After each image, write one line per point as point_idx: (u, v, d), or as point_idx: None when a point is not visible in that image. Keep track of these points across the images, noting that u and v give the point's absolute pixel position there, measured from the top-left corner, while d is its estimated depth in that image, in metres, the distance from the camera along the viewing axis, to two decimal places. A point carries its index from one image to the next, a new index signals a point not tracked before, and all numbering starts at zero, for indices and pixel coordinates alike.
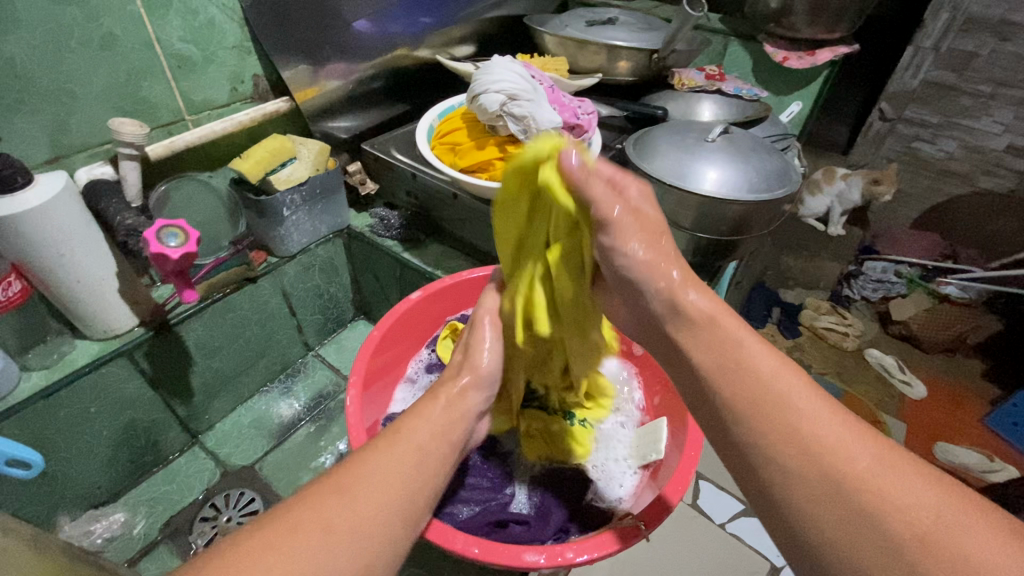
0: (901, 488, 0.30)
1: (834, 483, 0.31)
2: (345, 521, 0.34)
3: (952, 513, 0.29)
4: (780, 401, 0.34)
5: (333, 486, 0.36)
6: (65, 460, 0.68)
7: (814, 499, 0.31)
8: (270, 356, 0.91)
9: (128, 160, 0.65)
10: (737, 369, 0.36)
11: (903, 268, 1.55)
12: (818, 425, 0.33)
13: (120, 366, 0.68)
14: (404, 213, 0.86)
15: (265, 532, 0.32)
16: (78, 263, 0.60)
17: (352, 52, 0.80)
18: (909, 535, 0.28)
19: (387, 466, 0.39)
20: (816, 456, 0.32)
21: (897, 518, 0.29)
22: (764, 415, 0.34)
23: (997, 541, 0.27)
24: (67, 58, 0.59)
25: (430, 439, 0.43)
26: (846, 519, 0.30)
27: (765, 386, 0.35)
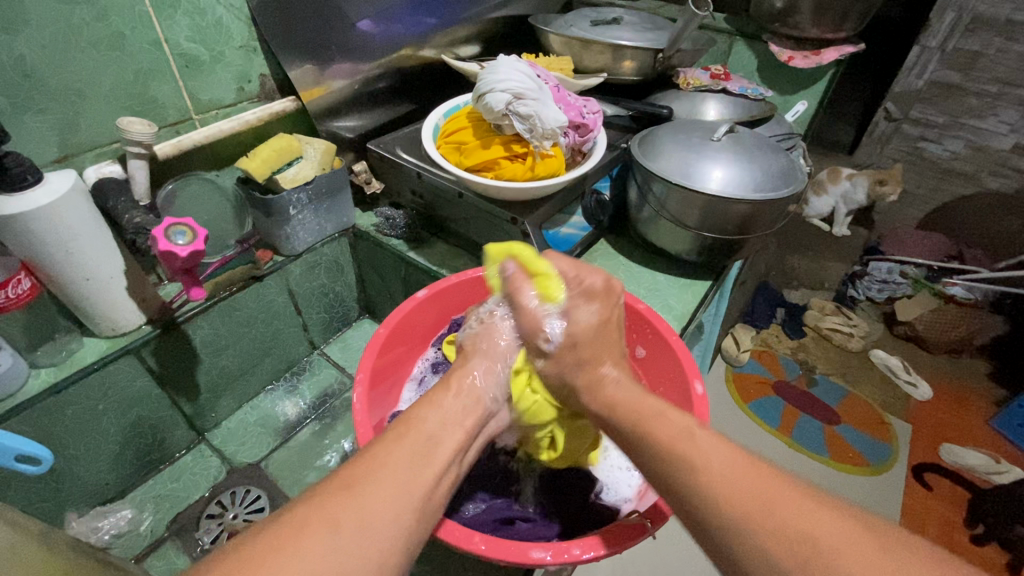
0: (800, 513, 0.32)
1: (734, 517, 0.33)
2: (352, 519, 0.34)
3: (841, 531, 0.31)
4: (685, 447, 0.38)
5: (340, 485, 0.36)
6: (73, 457, 0.68)
7: (731, 535, 0.33)
8: (275, 354, 0.91)
9: (136, 159, 0.66)
10: (648, 426, 0.41)
11: (908, 269, 1.52)
12: (722, 465, 0.36)
13: (128, 364, 0.69)
14: (409, 212, 0.85)
15: (273, 533, 0.32)
16: (87, 261, 0.60)
17: (358, 52, 0.80)
18: (799, 556, 0.31)
19: (398, 463, 0.39)
20: (722, 495, 0.34)
21: (792, 544, 0.31)
22: (672, 467, 0.38)
23: (876, 553, 0.30)
24: (76, 57, 0.60)
25: (439, 433, 0.44)
26: (755, 551, 0.32)
27: (671, 439, 0.39)
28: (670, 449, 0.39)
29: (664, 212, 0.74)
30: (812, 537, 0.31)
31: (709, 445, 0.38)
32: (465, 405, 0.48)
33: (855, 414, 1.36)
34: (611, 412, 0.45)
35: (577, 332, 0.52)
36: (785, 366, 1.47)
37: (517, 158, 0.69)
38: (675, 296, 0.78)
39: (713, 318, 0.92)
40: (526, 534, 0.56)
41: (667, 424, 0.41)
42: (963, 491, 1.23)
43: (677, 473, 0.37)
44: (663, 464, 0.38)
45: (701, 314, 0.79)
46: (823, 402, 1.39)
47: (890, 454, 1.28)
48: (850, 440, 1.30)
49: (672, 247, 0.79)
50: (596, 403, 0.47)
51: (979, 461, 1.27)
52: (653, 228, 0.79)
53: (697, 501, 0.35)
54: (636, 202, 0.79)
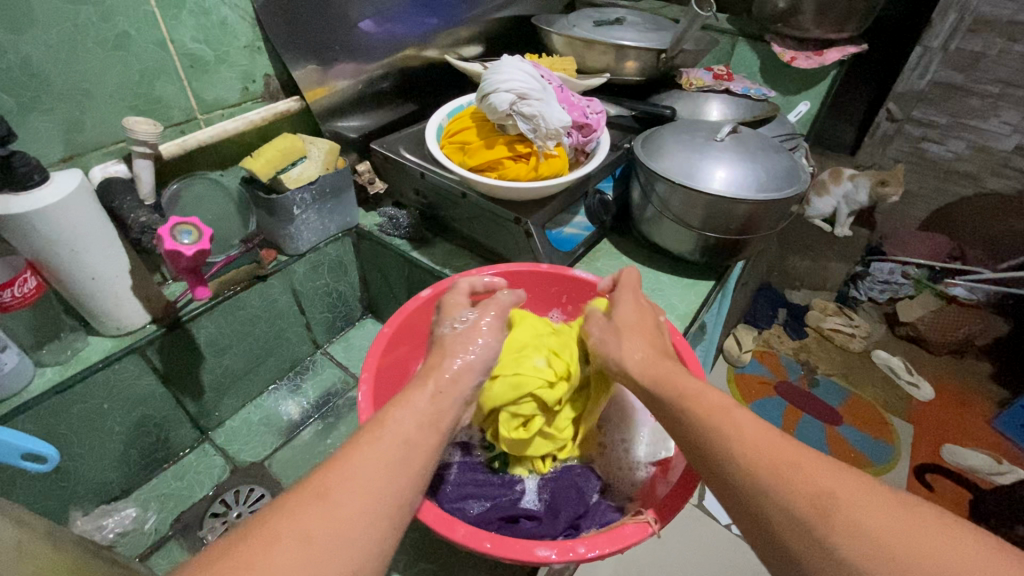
0: (825, 476, 0.34)
1: (761, 477, 0.35)
2: (323, 531, 0.34)
3: (863, 492, 0.33)
4: (720, 416, 0.40)
5: (312, 494, 0.36)
6: (78, 455, 0.68)
7: (754, 494, 0.35)
8: (279, 353, 0.91)
9: (141, 159, 0.66)
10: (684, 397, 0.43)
11: (909, 269, 1.55)
12: (750, 432, 0.38)
13: (133, 363, 0.69)
14: (413, 212, 0.85)
15: (241, 550, 0.32)
16: (92, 261, 0.60)
17: (361, 52, 0.80)
18: (820, 511, 0.33)
19: (371, 468, 0.38)
20: (749, 457, 0.37)
21: (812, 501, 0.33)
22: (701, 430, 0.40)
23: (894, 512, 0.32)
24: (82, 57, 0.60)
25: (415, 435, 0.43)
26: (777, 507, 0.34)
27: (709, 408, 0.41)
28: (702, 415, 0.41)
29: (668, 212, 0.75)
30: (832, 496, 0.33)
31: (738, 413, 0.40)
32: (440, 408, 0.46)
33: (857, 414, 1.36)
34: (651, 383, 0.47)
35: (622, 321, 0.55)
36: (787, 367, 1.47)
37: (521, 158, 0.69)
38: (678, 295, 0.79)
39: (716, 318, 0.92)
40: (532, 532, 0.56)
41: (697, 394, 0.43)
42: (965, 492, 1.23)
43: (706, 437, 0.40)
44: (693, 430, 0.41)
45: (704, 313, 0.79)
46: (825, 403, 1.39)
47: (892, 455, 1.28)
48: (853, 441, 1.29)
49: (676, 248, 0.79)
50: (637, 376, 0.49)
51: (981, 462, 1.27)
52: (656, 228, 0.79)
53: (726, 462, 0.38)
54: (639, 202, 0.79)
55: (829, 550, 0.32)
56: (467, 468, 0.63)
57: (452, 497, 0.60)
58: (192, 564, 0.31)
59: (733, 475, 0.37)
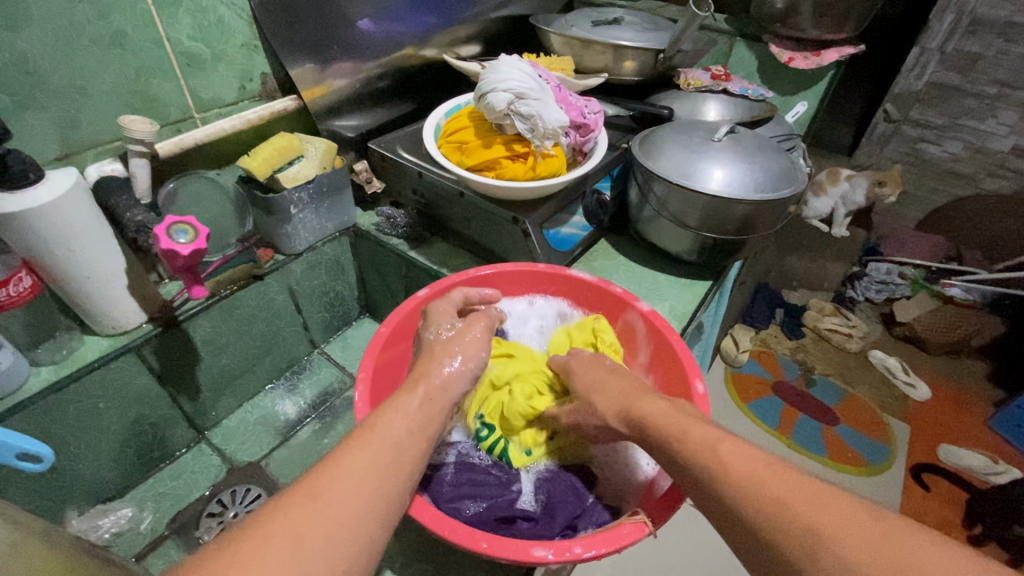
0: (815, 507, 0.33)
1: (753, 516, 0.35)
2: (314, 530, 0.34)
3: (852, 523, 0.32)
4: (706, 455, 0.40)
5: (302, 495, 0.36)
6: (75, 455, 0.68)
7: (747, 529, 0.35)
8: (276, 353, 0.91)
9: (138, 157, 0.66)
10: (674, 437, 0.43)
11: (907, 270, 1.53)
12: (740, 466, 0.37)
13: (129, 362, 0.69)
14: (411, 211, 0.86)
15: (232, 552, 0.31)
16: (88, 260, 0.60)
17: (359, 51, 0.80)
18: (807, 548, 0.32)
19: (362, 470, 0.39)
20: (739, 490, 0.36)
21: (803, 534, 0.32)
22: (694, 463, 0.40)
23: (884, 543, 0.30)
24: (79, 55, 0.60)
25: (404, 438, 0.43)
26: (770, 541, 0.34)
27: (696, 448, 0.41)
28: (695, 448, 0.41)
29: (665, 212, 0.75)
30: (825, 531, 0.32)
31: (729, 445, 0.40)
32: (428, 411, 0.46)
33: (853, 414, 1.37)
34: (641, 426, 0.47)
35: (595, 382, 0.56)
36: (784, 367, 1.48)
37: (519, 158, 0.69)
38: (675, 295, 0.79)
39: (713, 318, 0.92)
40: (528, 533, 0.56)
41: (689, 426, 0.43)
42: (961, 491, 1.24)
43: (699, 469, 0.40)
44: (686, 464, 0.41)
45: (701, 313, 0.79)
46: (822, 403, 1.39)
47: (889, 455, 1.28)
48: (850, 441, 1.30)
49: (673, 248, 0.79)
50: (626, 421, 0.49)
51: (977, 462, 1.28)
52: (654, 228, 0.79)
53: (718, 495, 0.37)
54: (636, 202, 0.80)
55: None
56: (463, 469, 0.63)
57: (449, 497, 0.60)
58: (181, 567, 0.31)
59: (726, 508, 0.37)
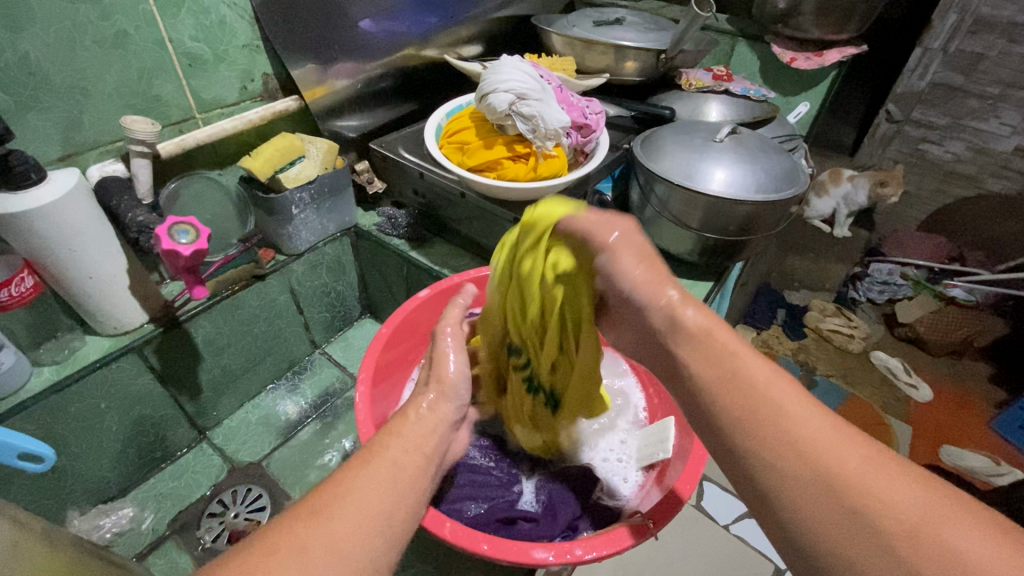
0: (861, 456, 0.32)
1: (824, 479, 0.31)
2: (319, 544, 0.34)
3: (938, 503, 0.29)
4: (767, 401, 0.35)
5: (306, 512, 0.36)
6: (76, 455, 0.68)
7: (780, 478, 0.33)
8: (277, 353, 0.91)
9: (139, 158, 0.66)
10: (722, 372, 0.38)
11: (908, 270, 1.55)
12: (775, 393, 0.35)
13: (130, 363, 0.69)
14: (412, 211, 0.86)
15: (238, 562, 0.32)
16: (91, 260, 0.60)
17: (361, 51, 0.80)
18: (896, 525, 0.29)
19: (365, 486, 0.39)
20: (779, 430, 0.34)
21: (847, 480, 0.31)
22: (719, 395, 0.37)
23: (978, 528, 0.28)
24: (81, 56, 0.60)
25: (401, 456, 0.43)
26: (839, 505, 0.30)
27: (753, 390, 0.36)
28: (722, 380, 0.37)
29: (667, 213, 0.74)
30: (867, 476, 0.31)
31: (766, 376, 0.36)
32: (423, 434, 0.47)
33: (856, 416, 1.36)
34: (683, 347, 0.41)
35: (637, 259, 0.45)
36: (785, 367, 1.47)
37: (520, 159, 0.69)
38: None
39: (714, 319, 0.92)
40: (529, 533, 0.56)
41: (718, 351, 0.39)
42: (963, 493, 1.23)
43: (729, 409, 0.37)
44: (712, 402, 0.38)
45: None
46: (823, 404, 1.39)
47: None
48: None
49: (675, 248, 0.79)
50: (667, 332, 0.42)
51: (980, 463, 1.27)
52: (656, 228, 0.79)
53: (758, 434, 0.34)
54: (638, 203, 0.79)
55: (872, 536, 0.29)
56: (464, 470, 0.63)
57: (450, 497, 0.60)
58: None
59: (760, 454, 0.34)
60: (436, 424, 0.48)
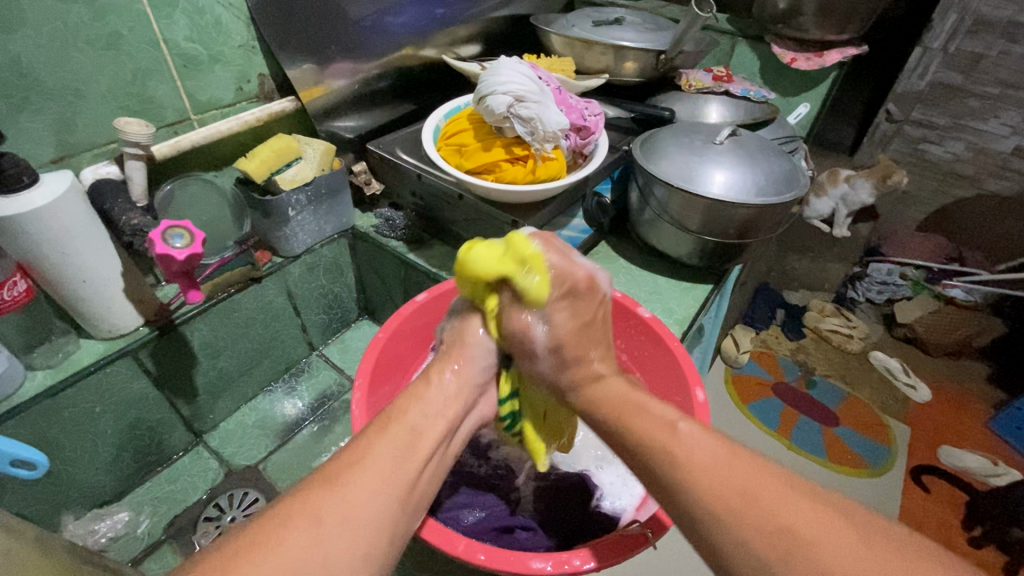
0: (789, 511, 0.34)
1: (716, 509, 0.36)
2: (334, 512, 0.35)
3: (816, 517, 0.33)
4: (667, 442, 0.40)
5: (321, 480, 0.37)
6: (70, 460, 0.68)
7: (686, 505, 0.37)
8: (274, 356, 0.91)
9: (133, 160, 0.65)
10: (631, 421, 0.43)
11: (907, 270, 1.53)
12: (701, 454, 0.38)
13: (124, 366, 0.68)
14: (409, 213, 0.85)
15: (255, 530, 0.33)
16: (83, 262, 0.59)
17: (357, 51, 0.79)
18: (779, 550, 0.33)
19: (377, 453, 0.40)
20: (712, 495, 0.36)
21: (770, 535, 0.33)
22: (662, 465, 0.39)
23: (848, 542, 0.32)
24: (73, 57, 0.59)
25: (421, 421, 0.44)
26: (729, 532, 0.35)
27: (655, 435, 0.41)
28: (660, 456, 0.40)
29: (666, 216, 0.74)
30: (794, 532, 0.33)
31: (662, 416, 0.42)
32: (448, 394, 0.48)
33: (854, 416, 1.36)
34: (598, 399, 0.47)
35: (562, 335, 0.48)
36: (784, 367, 1.47)
37: (518, 161, 0.68)
38: (676, 299, 0.78)
39: (714, 320, 0.92)
40: (527, 543, 0.55)
41: (649, 419, 0.42)
42: (961, 493, 1.24)
43: (642, 453, 0.41)
44: (659, 472, 0.40)
45: (702, 317, 0.78)
46: (822, 405, 1.38)
47: (889, 456, 1.28)
48: (851, 443, 1.30)
49: (674, 251, 0.79)
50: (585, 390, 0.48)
51: (977, 464, 1.28)
52: (655, 231, 0.78)
53: (697, 502, 0.36)
54: (637, 205, 0.79)
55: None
56: (458, 477, 0.62)
57: (446, 506, 0.59)
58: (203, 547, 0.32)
59: (677, 494, 0.38)
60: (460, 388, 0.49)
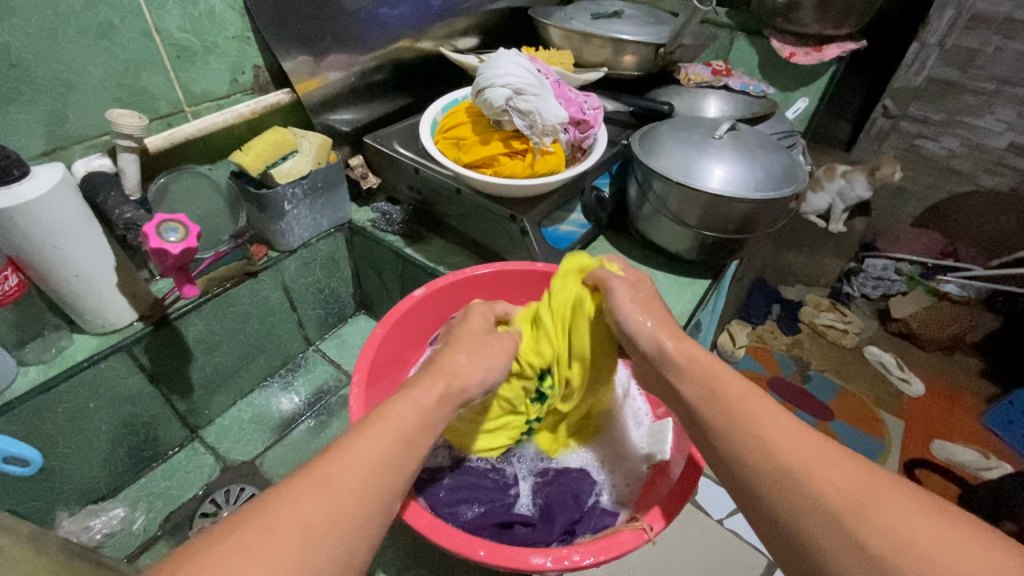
0: (862, 479, 0.36)
1: (789, 467, 0.38)
2: (322, 520, 0.34)
3: (887, 488, 0.36)
4: (743, 407, 0.43)
5: (312, 483, 0.36)
6: (64, 456, 0.67)
7: (758, 458, 0.40)
8: (270, 351, 0.90)
9: (127, 153, 0.64)
10: (705, 385, 0.46)
11: (902, 266, 1.55)
12: (781, 425, 0.41)
13: (119, 361, 0.67)
14: (406, 208, 0.84)
15: (240, 535, 0.32)
16: (76, 257, 0.59)
17: (354, 43, 0.78)
18: (851, 506, 0.35)
19: (368, 458, 0.39)
20: (789, 455, 0.39)
21: (841, 496, 0.36)
22: (737, 427, 0.42)
23: (919, 508, 0.34)
24: (64, 47, 0.58)
25: (415, 424, 0.43)
26: (803, 488, 0.37)
27: (733, 398, 0.44)
28: (732, 422, 0.42)
29: (664, 211, 0.74)
30: (865, 493, 0.35)
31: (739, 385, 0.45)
32: (446, 397, 0.48)
33: (849, 411, 1.37)
34: (673, 367, 0.49)
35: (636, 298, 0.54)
36: (780, 362, 1.48)
37: (517, 155, 0.68)
38: (674, 295, 0.78)
39: (711, 316, 0.92)
40: (525, 539, 0.55)
41: (725, 389, 0.45)
42: (953, 487, 1.25)
43: (714, 416, 0.44)
44: (730, 436, 0.42)
45: (700, 312, 0.79)
46: (817, 399, 1.40)
47: (883, 450, 1.29)
48: (844, 436, 1.31)
49: (672, 246, 0.79)
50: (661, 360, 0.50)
51: (970, 458, 1.29)
52: (654, 226, 0.78)
53: (773, 464, 0.39)
54: (636, 200, 0.78)
55: (862, 548, 0.33)
56: (456, 474, 0.62)
57: (445, 501, 0.59)
58: (185, 551, 0.32)
59: (749, 449, 0.40)
60: (453, 386, 0.49)
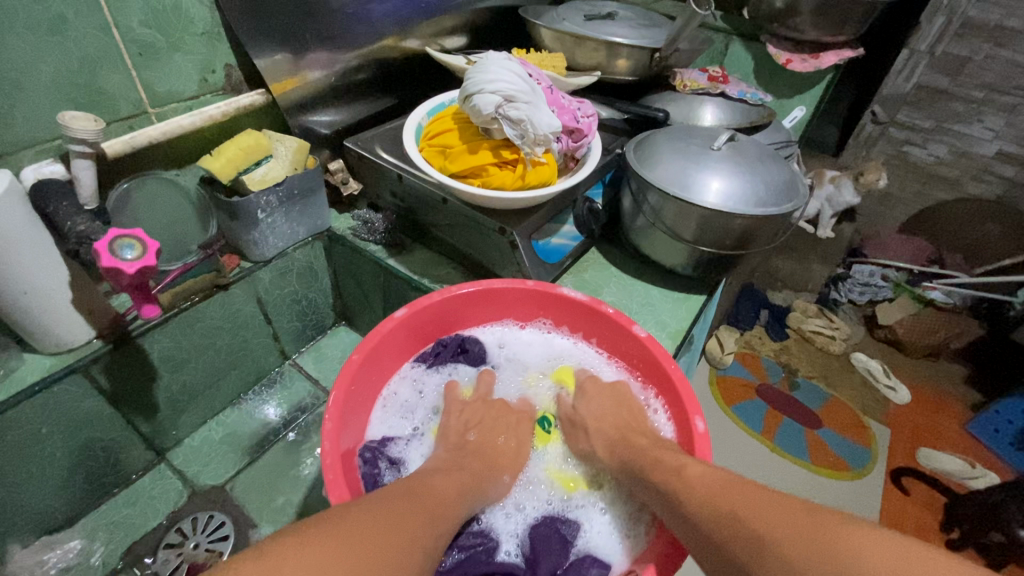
0: (759, 515, 0.41)
1: (712, 528, 0.43)
2: (422, 515, 0.44)
3: (779, 516, 0.40)
4: (677, 478, 0.49)
5: (410, 491, 0.46)
6: (16, 486, 0.62)
7: (693, 524, 0.45)
8: (243, 366, 0.85)
9: (80, 158, 0.59)
10: (652, 467, 0.52)
11: (889, 272, 1.54)
12: (702, 483, 0.46)
13: (75, 384, 0.62)
14: (389, 215, 0.79)
15: (378, 505, 0.42)
16: (26, 271, 0.54)
17: (335, 41, 0.73)
18: (751, 548, 0.39)
19: (446, 487, 0.50)
20: (710, 512, 0.44)
21: (750, 543, 0.40)
22: (677, 492, 0.48)
23: (802, 528, 0.38)
24: (11, 42, 0.52)
25: (475, 486, 0.53)
26: (721, 542, 0.42)
27: (673, 471, 0.50)
28: (671, 497, 0.48)
29: (660, 224, 0.70)
30: (760, 531, 0.40)
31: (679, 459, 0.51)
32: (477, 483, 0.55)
33: (837, 419, 1.36)
34: (625, 462, 0.56)
35: (588, 419, 0.62)
36: (768, 367, 1.47)
37: (506, 165, 0.64)
38: (669, 312, 0.75)
39: (703, 328, 0.89)
40: None
41: (667, 466, 0.51)
42: (939, 497, 1.24)
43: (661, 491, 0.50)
44: (675, 501, 0.48)
45: (695, 329, 0.76)
46: (806, 406, 1.38)
47: (871, 459, 1.29)
48: (832, 445, 1.29)
49: (667, 260, 0.76)
50: (613, 462, 0.58)
51: (957, 467, 1.29)
52: (647, 238, 0.75)
53: (704, 530, 0.44)
54: (630, 211, 0.75)
55: None
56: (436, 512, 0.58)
57: None
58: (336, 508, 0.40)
59: (687, 514, 0.46)
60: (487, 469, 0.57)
